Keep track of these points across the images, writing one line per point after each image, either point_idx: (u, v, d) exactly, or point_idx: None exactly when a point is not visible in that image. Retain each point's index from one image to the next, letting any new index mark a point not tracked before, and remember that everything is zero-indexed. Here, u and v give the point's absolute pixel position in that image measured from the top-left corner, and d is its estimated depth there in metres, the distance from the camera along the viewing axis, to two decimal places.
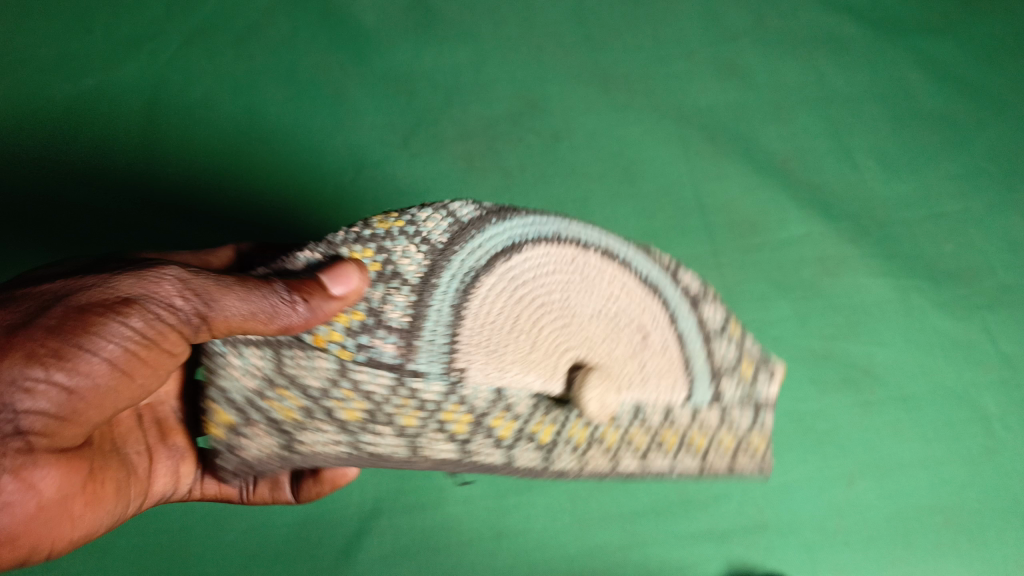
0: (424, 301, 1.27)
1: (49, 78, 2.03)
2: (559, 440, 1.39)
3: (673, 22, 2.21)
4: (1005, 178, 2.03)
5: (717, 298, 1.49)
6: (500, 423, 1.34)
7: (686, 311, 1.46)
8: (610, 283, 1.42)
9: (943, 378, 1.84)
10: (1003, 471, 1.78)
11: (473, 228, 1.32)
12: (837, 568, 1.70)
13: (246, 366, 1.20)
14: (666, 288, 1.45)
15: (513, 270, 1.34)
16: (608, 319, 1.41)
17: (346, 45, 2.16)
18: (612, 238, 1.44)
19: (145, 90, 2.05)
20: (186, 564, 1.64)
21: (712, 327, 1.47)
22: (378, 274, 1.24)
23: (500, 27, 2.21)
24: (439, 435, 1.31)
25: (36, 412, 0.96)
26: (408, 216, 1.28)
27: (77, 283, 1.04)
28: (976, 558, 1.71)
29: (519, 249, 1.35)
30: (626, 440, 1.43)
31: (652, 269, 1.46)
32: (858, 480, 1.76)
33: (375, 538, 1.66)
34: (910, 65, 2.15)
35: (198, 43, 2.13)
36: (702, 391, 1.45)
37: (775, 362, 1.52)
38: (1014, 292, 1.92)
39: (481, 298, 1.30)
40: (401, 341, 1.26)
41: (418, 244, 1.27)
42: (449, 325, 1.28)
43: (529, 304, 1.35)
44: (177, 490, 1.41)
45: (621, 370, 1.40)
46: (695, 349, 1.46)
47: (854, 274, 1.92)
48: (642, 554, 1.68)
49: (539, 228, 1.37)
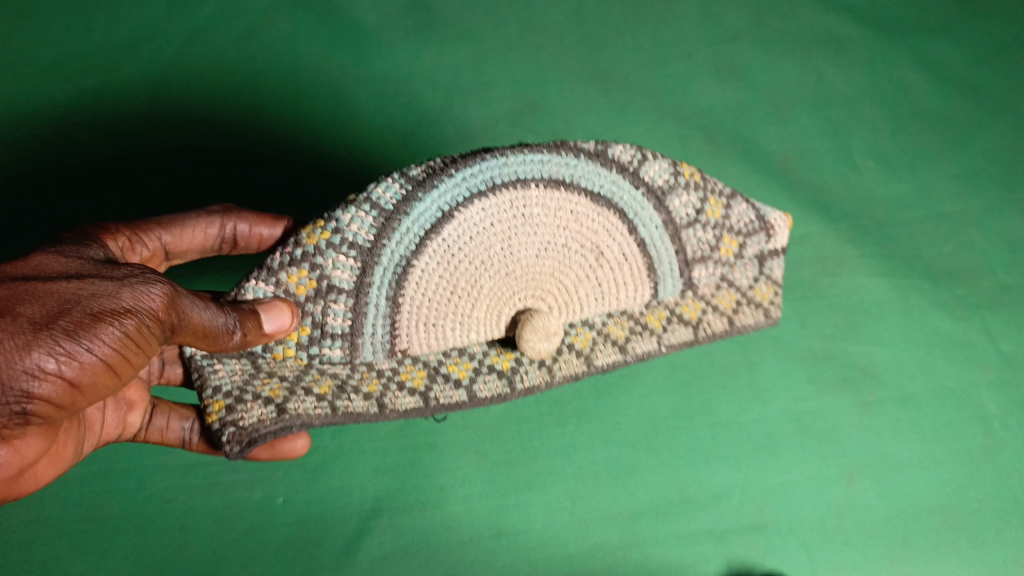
0: (365, 291, 1.22)
1: (49, 78, 2.04)
2: (521, 363, 1.43)
3: (673, 22, 2.21)
4: (1005, 178, 2.03)
5: (684, 181, 1.33)
6: (459, 369, 1.40)
7: (650, 214, 1.33)
8: (557, 216, 1.27)
9: (943, 378, 1.84)
10: (1002, 471, 1.78)
11: (400, 213, 1.19)
12: (836, 567, 1.70)
13: (230, 368, 1.25)
14: (644, 211, 1.32)
15: (448, 245, 1.23)
16: (557, 256, 1.30)
17: (346, 45, 2.16)
18: (555, 159, 1.24)
19: (146, 91, 2.05)
20: (186, 564, 1.64)
21: (681, 216, 1.35)
22: (315, 292, 1.20)
23: (500, 27, 2.20)
24: (403, 391, 1.34)
25: (38, 397, 0.96)
26: (331, 223, 1.18)
27: (48, 287, 0.98)
28: (976, 558, 1.71)
29: (452, 216, 1.21)
30: (601, 337, 1.46)
31: (604, 182, 1.28)
32: (857, 480, 1.76)
33: (375, 538, 1.66)
34: (910, 65, 2.15)
35: (198, 43, 2.13)
36: (670, 284, 1.40)
37: (765, 212, 1.43)
38: (1014, 292, 1.92)
39: (418, 281, 1.24)
40: (345, 342, 1.25)
41: (346, 250, 1.19)
42: (393, 296, 1.24)
43: (469, 268, 1.25)
44: (124, 432, 1.39)
45: (574, 296, 1.34)
46: (665, 260, 1.37)
47: (853, 274, 1.92)
48: (641, 553, 1.68)
49: (471, 184, 1.20)
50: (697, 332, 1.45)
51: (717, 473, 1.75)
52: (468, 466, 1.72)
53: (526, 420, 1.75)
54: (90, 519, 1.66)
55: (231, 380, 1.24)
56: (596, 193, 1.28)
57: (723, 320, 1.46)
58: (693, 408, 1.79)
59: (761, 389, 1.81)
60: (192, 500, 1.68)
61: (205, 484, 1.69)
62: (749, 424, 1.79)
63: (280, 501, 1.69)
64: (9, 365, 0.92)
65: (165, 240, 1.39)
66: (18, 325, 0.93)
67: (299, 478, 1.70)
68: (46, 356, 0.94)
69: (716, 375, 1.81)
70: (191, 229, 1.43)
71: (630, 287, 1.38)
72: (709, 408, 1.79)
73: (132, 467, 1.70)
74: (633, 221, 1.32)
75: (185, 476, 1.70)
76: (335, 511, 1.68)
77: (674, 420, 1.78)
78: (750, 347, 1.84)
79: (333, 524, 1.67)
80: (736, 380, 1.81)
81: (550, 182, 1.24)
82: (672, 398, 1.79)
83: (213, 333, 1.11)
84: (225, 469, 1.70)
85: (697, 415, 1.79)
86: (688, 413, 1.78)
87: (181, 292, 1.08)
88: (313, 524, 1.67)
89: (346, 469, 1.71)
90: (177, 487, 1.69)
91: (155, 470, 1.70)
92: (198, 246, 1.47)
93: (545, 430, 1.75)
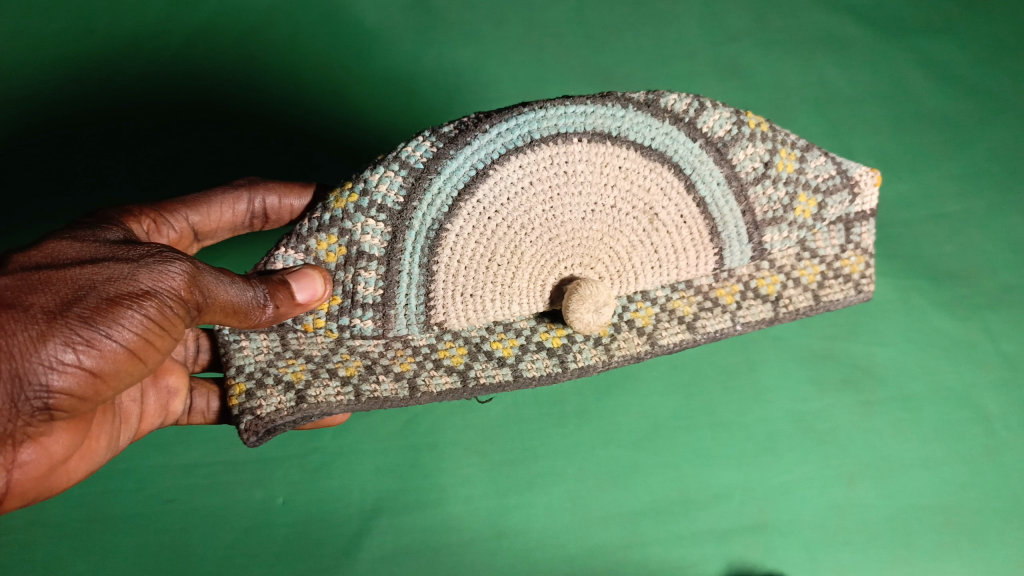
0: (397, 253, 1.21)
1: (51, 78, 2.05)
2: (573, 341, 1.36)
3: (674, 22, 2.21)
4: (1007, 178, 2.03)
5: (748, 132, 1.30)
6: (504, 347, 1.34)
7: (711, 168, 1.30)
8: (603, 172, 1.25)
9: (944, 379, 1.84)
10: (1004, 472, 1.77)
11: (430, 172, 1.19)
12: (837, 568, 1.70)
13: (257, 345, 1.23)
14: (704, 166, 1.29)
15: (483, 205, 1.22)
16: (606, 216, 1.28)
17: (347, 44, 2.16)
18: (600, 111, 1.22)
19: (149, 94, 2.07)
20: (188, 563, 1.65)
21: (747, 172, 1.32)
22: (345, 258, 1.20)
23: (501, 26, 2.20)
24: (439, 370, 1.30)
25: (61, 390, 0.97)
26: (360, 185, 1.18)
27: (62, 275, 0.98)
28: (976, 559, 1.71)
29: (487, 175, 1.20)
30: (666, 312, 1.40)
31: (655, 133, 1.26)
32: (858, 480, 1.76)
33: (376, 538, 1.66)
34: (912, 65, 2.14)
35: (199, 43, 2.12)
36: (736, 253, 1.37)
37: (846, 165, 1.36)
38: (1016, 292, 1.91)
39: (454, 246, 1.23)
40: (377, 313, 1.24)
41: (376, 214, 1.19)
42: (429, 260, 1.23)
43: (509, 232, 1.24)
44: (165, 421, 1.36)
45: (626, 261, 1.33)
46: (729, 222, 1.34)
47: None
48: (641, 553, 1.68)
49: (507, 140, 1.20)
50: (774, 307, 1.40)
51: (718, 474, 1.74)
52: (469, 467, 1.72)
53: (526, 420, 1.75)
54: (92, 519, 1.67)
55: (254, 360, 1.23)
56: (644, 145, 1.26)
57: (805, 294, 1.40)
58: (694, 409, 1.78)
59: (763, 389, 1.81)
60: (193, 500, 1.69)
61: (207, 484, 1.69)
62: (751, 424, 1.78)
63: (280, 501, 1.69)
64: (26, 357, 0.93)
65: (192, 220, 1.39)
66: (31, 316, 0.94)
67: (299, 478, 1.70)
68: (65, 347, 0.94)
69: (717, 375, 1.81)
70: (218, 207, 1.42)
71: (692, 252, 1.35)
72: (710, 408, 1.79)
73: (133, 467, 1.69)
74: (690, 178, 1.29)
75: (187, 476, 1.70)
76: (336, 512, 1.68)
77: (675, 421, 1.77)
78: (752, 348, 1.84)
79: (334, 524, 1.67)
80: (737, 380, 1.81)
81: (595, 136, 1.23)
82: (673, 399, 1.79)
83: (242, 308, 1.10)
84: (227, 468, 1.70)
85: (698, 416, 1.78)
86: (688, 413, 1.78)
87: (202, 269, 1.06)
88: (313, 524, 1.67)
89: (346, 469, 1.71)
90: (179, 487, 1.69)
91: (157, 471, 1.69)
92: (228, 224, 1.46)
93: (546, 430, 1.74)
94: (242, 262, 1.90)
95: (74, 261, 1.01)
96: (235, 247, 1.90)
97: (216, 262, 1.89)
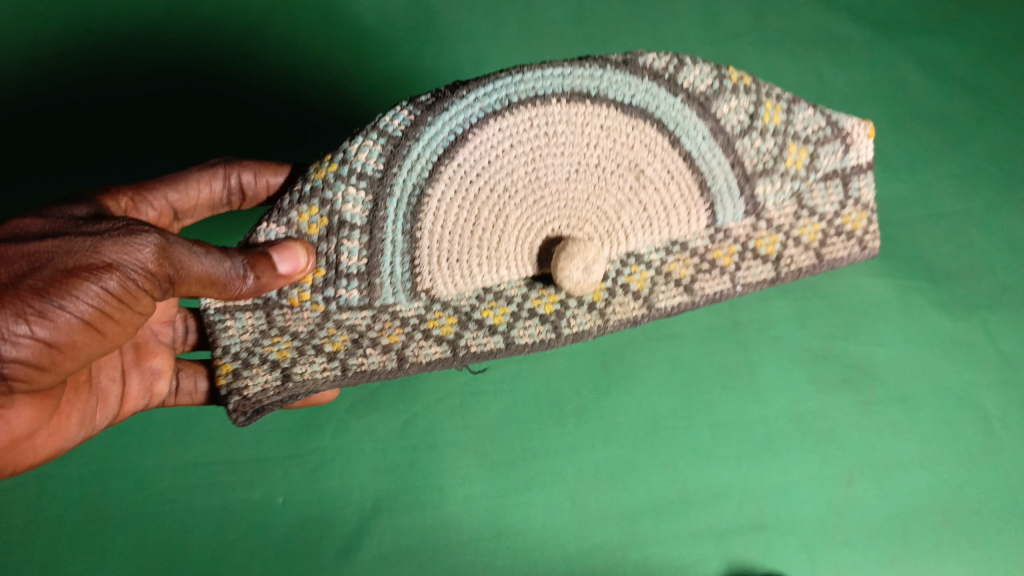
0: (380, 221, 1.22)
1: (47, 75, 2.05)
2: (568, 304, 1.42)
3: (673, 22, 2.21)
4: (1005, 178, 2.03)
5: (733, 88, 1.28)
6: (495, 314, 1.40)
7: (697, 123, 1.28)
8: (585, 127, 1.24)
9: (943, 378, 1.84)
10: (1001, 471, 1.77)
11: (409, 140, 1.19)
12: (836, 567, 1.70)
13: (244, 324, 1.28)
14: (688, 121, 1.28)
15: (463, 170, 1.23)
16: (591, 177, 1.29)
17: (346, 44, 2.15)
18: (578, 70, 1.21)
19: (148, 96, 2.07)
20: (190, 563, 1.65)
21: (733, 129, 1.30)
22: (327, 229, 1.21)
23: (501, 26, 2.20)
24: (428, 340, 1.37)
25: (18, 360, 1.02)
26: (338, 156, 1.19)
27: (23, 249, 1.01)
28: (975, 558, 1.71)
29: (467, 139, 1.21)
30: (663, 274, 1.43)
31: (637, 89, 1.24)
32: (857, 480, 1.76)
33: (375, 538, 1.66)
34: (911, 65, 2.14)
35: (199, 44, 2.12)
36: (727, 211, 1.37)
37: (846, 120, 1.36)
38: (1014, 292, 1.92)
39: (438, 210, 1.25)
40: (362, 283, 1.27)
41: (356, 183, 1.20)
42: (415, 225, 1.25)
43: (492, 196, 1.26)
44: (150, 402, 1.43)
45: (613, 220, 1.34)
46: (719, 175, 1.33)
47: (854, 274, 1.89)
48: (640, 553, 1.68)
49: (485, 104, 1.20)
50: (776, 267, 1.43)
51: (717, 473, 1.74)
52: (468, 466, 1.71)
53: (525, 419, 1.75)
54: (91, 518, 1.67)
55: (241, 338, 1.28)
56: (625, 103, 1.25)
57: (807, 252, 1.43)
58: (693, 409, 1.78)
59: (762, 389, 1.81)
60: (192, 500, 1.69)
61: (205, 484, 1.69)
62: (750, 423, 1.78)
63: (279, 501, 1.69)
64: None
65: (171, 199, 1.40)
66: None
67: (298, 477, 1.70)
68: (20, 320, 0.99)
69: (716, 374, 1.81)
70: (195, 184, 1.43)
71: (683, 209, 1.36)
72: (710, 408, 1.79)
73: (132, 466, 1.70)
74: (675, 132, 1.28)
75: (186, 476, 1.70)
76: (335, 511, 1.68)
77: (674, 421, 1.77)
78: (751, 347, 1.83)
79: (333, 524, 1.67)
80: (736, 379, 1.81)
81: (574, 96, 1.22)
82: (672, 398, 1.79)
83: (219, 279, 1.12)
84: (225, 468, 1.70)
85: (697, 416, 1.78)
86: (687, 412, 1.78)
87: (175, 242, 1.08)
88: (313, 524, 1.67)
89: (346, 469, 1.71)
90: (177, 487, 1.69)
91: (156, 470, 1.70)
92: (206, 203, 1.47)
93: (544, 430, 1.74)
94: None
95: (40, 235, 1.04)
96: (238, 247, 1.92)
97: None
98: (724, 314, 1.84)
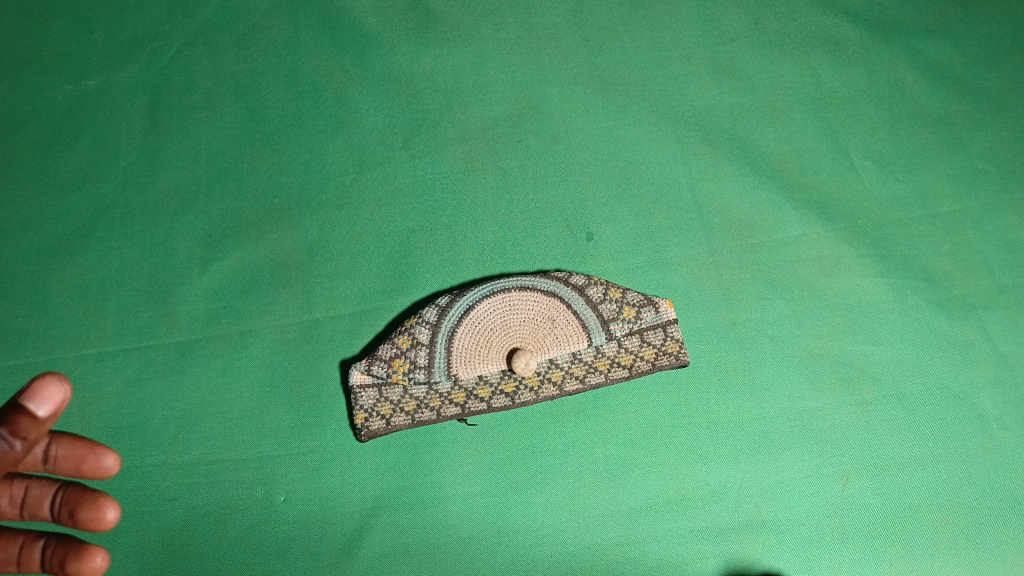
0: (436, 346, 1.68)
1: (51, 78, 2.11)
2: (578, 371, 1.73)
3: (672, 24, 2.25)
4: (1003, 178, 2.05)
5: (649, 307, 1.75)
6: (538, 382, 1.72)
7: (601, 330, 1.72)
8: (539, 305, 1.71)
9: (942, 377, 1.84)
10: (1001, 471, 1.76)
11: (449, 309, 1.70)
12: (835, 566, 1.68)
13: (369, 400, 1.68)
14: (597, 332, 1.72)
15: (474, 322, 1.69)
16: (535, 323, 1.69)
17: (347, 46, 2.18)
18: (544, 281, 1.74)
19: (146, 91, 2.10)
20: (186, 564, 1.63)
21: (613, 351, 1.74)
22: (413, 345, 1.68)
23: (500, 29, 2.22)
24: (494, 400, 1.71)
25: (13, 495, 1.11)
26: (411, 334, 1.69)
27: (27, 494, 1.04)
28: (975, 558, 1.69)
29: (476, 306, 1.70)
30: (589, 370, 1.74)
31: (587, 314, 1.72)
32: (855, 479, 1.75)
33: (376, 536, 1.66)
34: (908, 66, 2.20)
35: (199, 44, 2.16)
36: (603, 340, 1.72)
37: (660, 301, 1.76)
38: (1012, 292, 1.93)
39: (455, 338, 1.68)
40: (439, 369, 1.67)
41: (422, 327, 1.70)
42: (450, 344, 1.68)
43: (479, 327, 1.69)
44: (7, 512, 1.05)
45: (552, 343, 1.69)
46: (597, 334, 1.72)
47: (849, 274, 1.93)
48: (639, 551, 1.67)
49: (483, 291, 1.72)
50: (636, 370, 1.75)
51: (716, 472, 1.74)
52: (468, 465, 1.73)
53: (525, 419, 1.77)
54: None
55: (370, 403, 1.68)
56: (575, 296, 1.73)
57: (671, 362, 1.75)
58: (691, 408, 1.79)
59: (761, 388, 1.81)
60: (193, 499, 1.69)
61: (206, 485, 1.70)
62: (747, 422, 1.78)
63: (281, 499, 1.69)
64: None
65: None
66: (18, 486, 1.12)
67: (299, 476, 1.71)
68: None
69: (713, 373, 1.82)
70: None
71: (575, 334, 1.70)
72: (707, 407, 1.80)
73: (135, 466, 1.71)
74: (584, 343, 1.71)
75: (187, 475, 1.71)
76: (335, 510, 1.68)
77: (673, 420, 1.78)
78: (749, 347, 1.85)
79: (332, 523, 1.67)
80: (734, 379, 1.82)
81: (546, 293, 1.72)
82: (670, 398, 1.80)
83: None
84: (227, 467, 1.71)
85: (696, 414, 1.79)
86: (685, 411, 1.79)
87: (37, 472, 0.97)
88: (314, 522, 1.67)
89: (347, 468, 1.72)
90: (179, 486, 1.70)
91: (156, 469, 1.71)
92: None
93: (544, 430, 1.77)
94: (242, 263, 1.91)
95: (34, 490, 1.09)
96: (238, 249, 1.93)
97: (217, 262, 1.92)
98: (722, 315, 1.88)
